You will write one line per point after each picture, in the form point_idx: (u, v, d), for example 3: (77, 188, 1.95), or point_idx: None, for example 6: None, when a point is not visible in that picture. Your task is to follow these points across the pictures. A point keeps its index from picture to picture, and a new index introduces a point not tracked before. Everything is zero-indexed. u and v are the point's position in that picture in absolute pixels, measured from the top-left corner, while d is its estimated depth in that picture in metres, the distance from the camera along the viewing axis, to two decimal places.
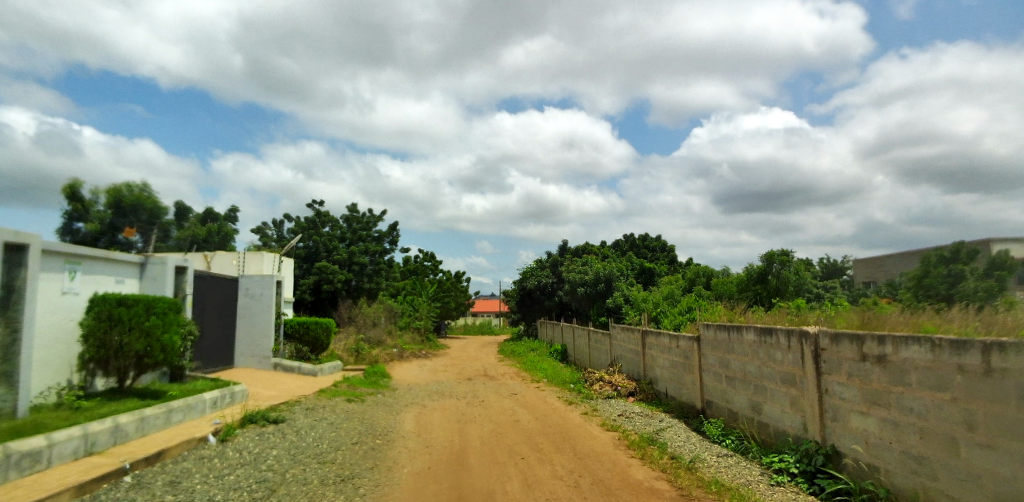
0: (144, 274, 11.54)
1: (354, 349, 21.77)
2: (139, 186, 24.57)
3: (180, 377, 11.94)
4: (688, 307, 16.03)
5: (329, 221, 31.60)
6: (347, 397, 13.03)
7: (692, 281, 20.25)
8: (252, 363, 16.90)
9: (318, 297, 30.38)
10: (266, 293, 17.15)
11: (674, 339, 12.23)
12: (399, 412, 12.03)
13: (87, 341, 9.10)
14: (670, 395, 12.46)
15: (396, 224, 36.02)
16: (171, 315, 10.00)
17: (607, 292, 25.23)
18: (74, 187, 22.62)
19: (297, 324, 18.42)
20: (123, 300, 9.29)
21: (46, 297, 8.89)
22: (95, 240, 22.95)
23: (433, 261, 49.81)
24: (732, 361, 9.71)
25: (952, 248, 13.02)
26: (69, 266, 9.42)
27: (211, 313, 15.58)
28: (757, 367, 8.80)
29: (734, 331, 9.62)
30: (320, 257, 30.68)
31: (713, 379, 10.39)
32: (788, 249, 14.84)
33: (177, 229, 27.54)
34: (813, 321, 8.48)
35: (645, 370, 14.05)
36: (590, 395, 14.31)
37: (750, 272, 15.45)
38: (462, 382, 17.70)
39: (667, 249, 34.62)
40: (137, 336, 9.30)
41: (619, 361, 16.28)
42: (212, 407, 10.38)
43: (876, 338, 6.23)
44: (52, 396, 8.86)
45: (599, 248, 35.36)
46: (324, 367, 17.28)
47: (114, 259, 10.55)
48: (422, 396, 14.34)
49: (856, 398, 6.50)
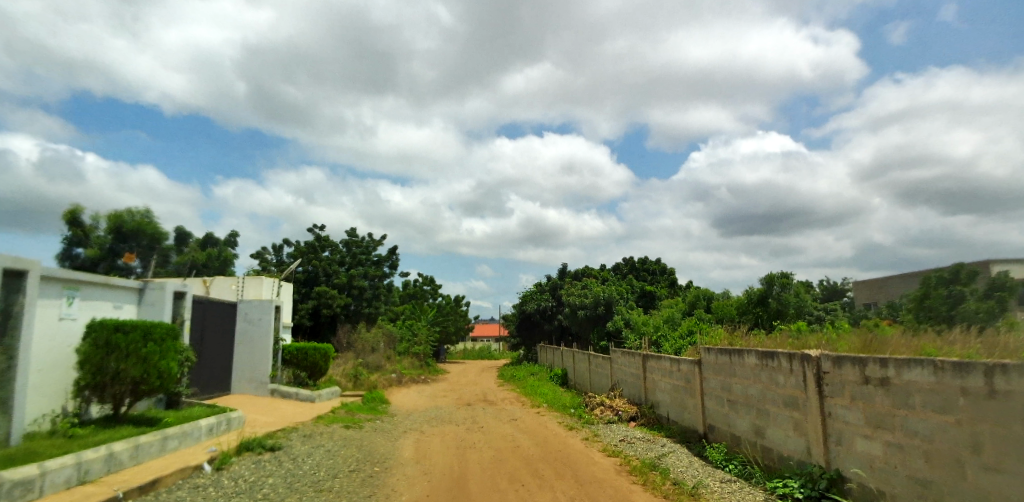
0: (142, 299, 11.51)
1: (353, 374, 21.59)
2: (141, 212, 24.61)
3: (176, 403, 11.82)
4: (688, 331, 15.95)
5: (329, 246, 31.63)
6: (344, 423, 12.87)
7: (692, 304, 20.19)
8: (249, 389, 16.75)
9: (317, 322, 30.22)
10: (265, 318, 17.08)
11: (675, 362, 12.14)
12: (398, 438, 11.88)
13: (83, 368, 9.03)
14: (672, 420, 12.32)
15: (396, 249, 36.05)
16: (169, 341, 9.94)
17: (608, 315, 25.14)
18: (75, 213, 22.70)
19: (295, 349, 18.25)
20: (121, 326, 9.24)
21: (43, 323, 8.85)
22: (94, 265, 22.94)
23: (432, 285, 49.69)
24: (733, 384, 9.61)
25: (952, 270, 13.03)
26: (68, 292, 9.39)
27: (209, 338, 15.49)
28: (759, 390, 8.72)
29: (735, 355, 9.56)
30: (319, 281, 30.59)
31: (716, 404, 10.27)
32: (788, 272, 14.85)
33: (176, 254, 27.56)
34: (815, 344, 8.43)
35: (646, 394, 13.91)
36: (591, 420, 14.15)
37: (749, 294, 15.42)
38: (462, 407, 17.53)
39: (667, 271, 34.63)
40: (134, 362, 9.23)
41: (620, 385, 16.13)
42: (208, 434, 10.24)
43: (879, 361, 6.18)
44: (46, 424, 8.76)
45: (599, 271, 35.37)
46: (323, 393, 17.11)
47: (112, 285, 10.53)
48: (421, 422, 14.17)
49: (860, 421, 6.42)
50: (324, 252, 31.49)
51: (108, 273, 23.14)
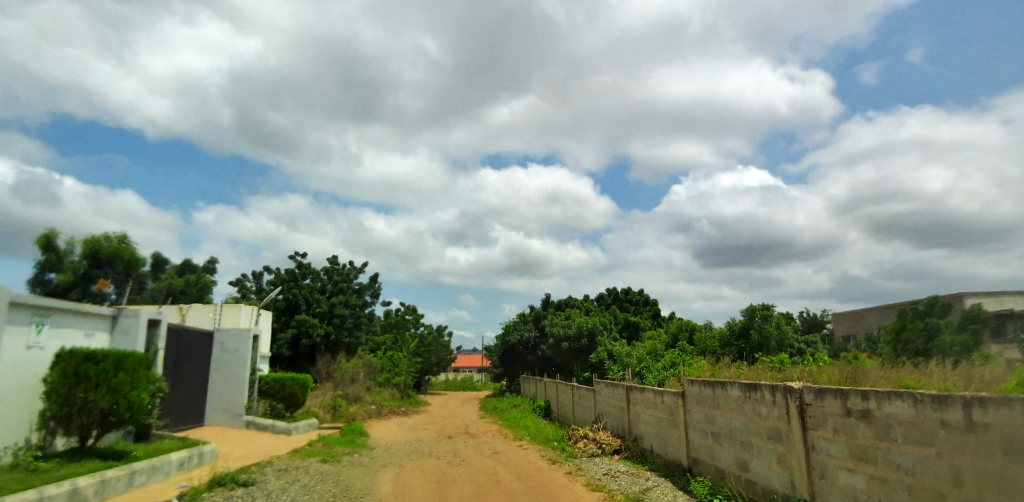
0: (115, 327, 11.21)
1: (331, 406, 21.15)
2: (118, 237, 24.17)
3: (145, 436, 11.43)
4: (671, 363, 15.91)
5: (309, 273, 31.25)
6: (321, 457, 12.51)
7: (675, 335, 20.20)
8: (223, 421, 16.28)
9: (296, 352, 29.62)
10: (243, 348, 16.71)
11: (658, 394, 12.08)
12: (376, 473, 11.58)
13: (50, 398, 8.70)
14: (655, 453, 12.18)
15: (378, 277, 35.75)
16: (141, 371, 9.67)
17: (590, 346, 25.06)
18: (50, 237, 22.23)
19: (272, 380, 17.80)
20: (91, 355, 8.95)
21: (9, 351, 8.54)
22: (67, 291, 22.39)
23: (414, 315, 49.22)
24: (717, 416, 9.57)
25: (927, 302, 13.29)
26: (37, 319, 9.12)
27: (183, 368, 15.09)
28: (743, 423, 8.69)
29: (718, 387, 9.52)
30: (300, 310, 30.11)
31: (699, 436, 10.18)
32: (769, 304, 15.01)
33: (153, 280, 27.04)
34: (797, 377, 8.44)
35: (630, 426, 13.79)
36: (574, 453, 13.96)
37: (731, 326, 15.50)
38: (442, 440, 17.20)
39: (649, 302, 34.81)
40: (103, 393, 8.93)
41: (604, 417, 15.98)
42: (178, 469, 9.88)
43: (860, 393, 6.20)
44: (7, 457, 8.37)
45: (583, 301, 35.41)
46: (300, 425, 16.69)
47: (84, 312, 10.24)
48: (401, 456, 13.85)
49: (843, 454, 6.40)
50: (305, 280, 31.08)
51: (80, 299, 22.59)
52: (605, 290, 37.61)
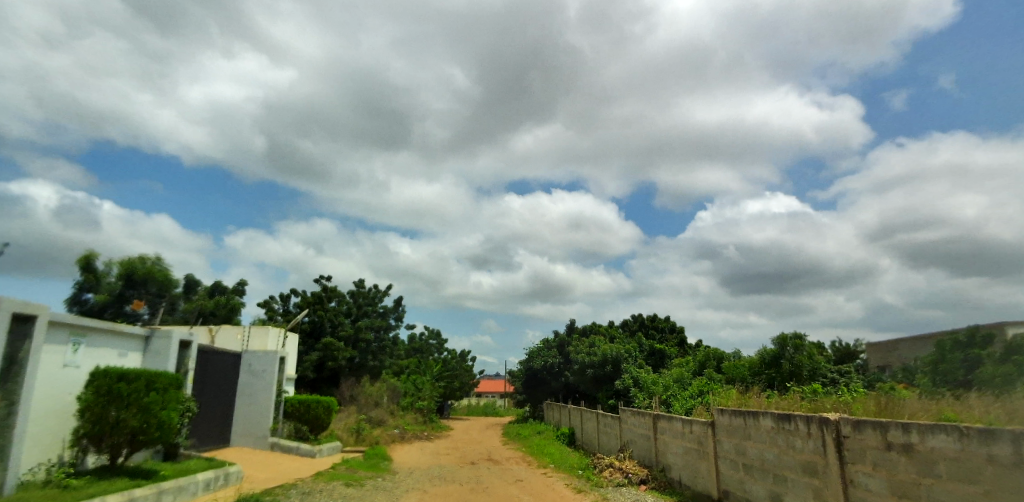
0: (148, 348, 11.45)
1: (354, 429, 21.14)
2: (152, 259, 24.85)
3: (174, 455, 11.56)
4: (699, 391, 15.55)
5: (335, 296, 31.59)
6: (345, 481, 12.47)
7: (702, 364, 19.80)
8: (249, 442, 16.38)
9: (320, 375, 29.74)
10: (270, 369, 16.91)
11: (687, 424, 11.80)
12: (398, 498, 11.46)
13: (83, 416, 8.88)
14: (684, 484, 11.83)
15: (402, 300, 35.97)
16: (171, 392, 9.83)
17: (615, 374, 24.69)
18: (89, 258, 22.97)
19: (297, 402, 17.87)
20: (125, 374, 9.09)
21: (46, 369, 8.74)
22: (103, 311, 22.97)
23: (438, 339, 49.18)
24: (749, 448, 9.28)
25: (967, 333, 12.83)
26: (74, 339, 9.36)
27: (211, 389, 15.28)
28: (776, 455, 8.40)
29: (750, 417, 9.26)
30: (325, 332, 30.35)
31: (730, 468, 9.90)
32: (801, 333, 14.68)
33: (184, 301, 27.68)
34: (832, 407, 8.17)
35: (657, 456, 13.48)
36: (599, 482, 13.67)
37: (762, 355, 15.13)
38: (464, 465, 17.01)
39: (676, 329, 34.29)
40: (134, 412, 9.08)
41: (630, 446, 15.63)
42: (204, 489, 9.96)
43: (901, 426, 5.96)
44: (41, 473, 8.51)
45: (608, 328, 35.08)
46: (323, 448, 16.69)
47: (118, 332, 10.48)
48: (424, 481, 13.69)
49: (883, 490, 6.12)
50: (330, 302, 31.40)
51: (115, 319, 23.17)
52: (631, 317, 37.22)
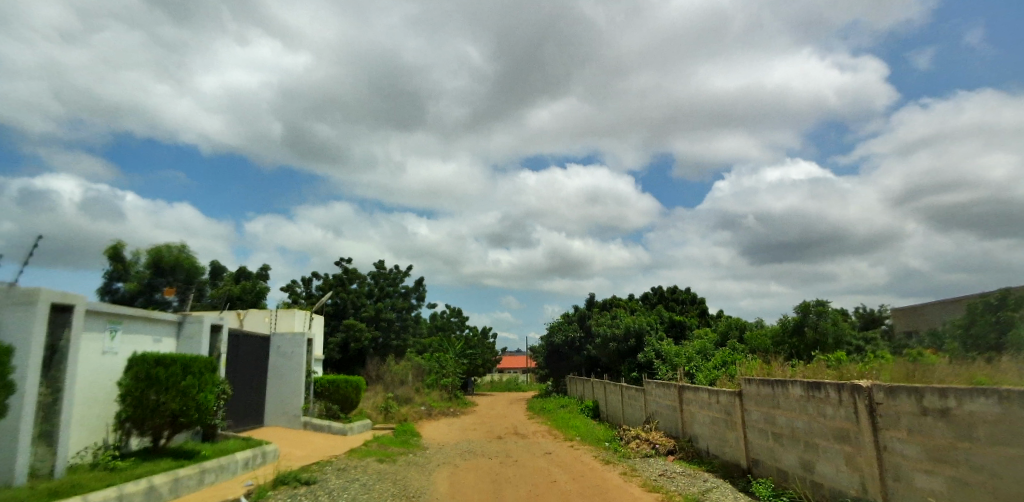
0: (181, 333, 11.72)
1: (383, 407, 21.58)
2: (178, 247, 25.32)
3: (212, 436, 11.91)
4: (723, 362, 15.54)
5: (357, 278, 32.02)
6: (378, 457, 12.75)
7: (725, 334, 19.73)
8: (282, 422, 16.80)
9: (346, 355, 30.19)
10: (298, 351, 17.24)
11: (714, 394, 11.81)
12: (431, 472, 11.71)
13: (125, 401, 9.20)
14: (712, 454, 11.90)
15: (422, 279, 36.33)
16: (207, 375, 10.12)
17: (638, 347, 24.71)
18: (117, 248, 23.45)
19: (326, 382, 18.24)
20: (161, 359, 9.37)
21: (87, 356, 9.03)
22: (133, 299, 23.55)
23: (459, 317, 49.68)
24: (778, 417, 9.27)
25: (999, 295, 12.54)
26: (111, 326, 9.61)
27: (243, 372, 15.69)
28: (807, 423, 8.41)
29: (779, 386, 9.22)
30: (348, 314, 30.91)
31: (759, 437, 9.93)
32: (824, 299, 14.49)
33: (211, 287, 28.26)
34: (862, 372, 8.12)
35: (684, 426, 13.53)
36: (627, 454, 13.80)
37: (784, 323, 15.05)
38: (493, 440, 17.28)
39: (696, 301, 34.20)
40: (173, 395, 9.36)
41: (656, 418, 15.70)
42: (244, 467, 10.28)
43: (937, 391, 5.91)
44: (88, 456, 8.84)
45: (628, 301, 35.13)
46: (354, 425, 17.06)
47: (152, 318, 10.75)
48: (454, 456, 13.96)
49: (918, 455, 6.11)
50: (352, 284, 31.87)
51: (146, 306, 23.77)
52: (651, 289, 37.14)
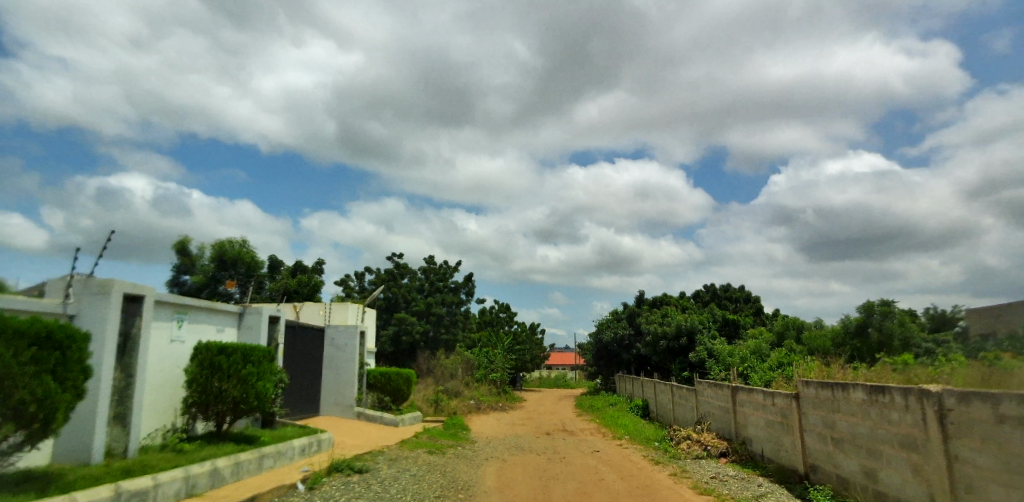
0: (242, 323, 12.24)
1: (433, 400, 21.95)
2: (240, 242, 26.35)
3: (271, 422, 12.40)
4: (779, 363, 15.04)
5: (408, 272, 32.66)
6: (428, 448, 12.97)
7: (781, 334, 19.08)
8: (336, 412, 17.34)
9: (398, 348, 30.85)
10: (352, 343, 17.73)
11: (769, 396, 11.44)
12: (479, 466, 11.83)
13: (191, 387, 9.70)
14: (767, 457, 11.53)
15: (471, 275, 36.71)
16: (266, 364, 10.53)
17: (689, 346, 24.19)
18: (184, 243, 24.71)
19: (378, 374, 18.69)
20: (224, 348, 9.82)
21: (157, 344, 9.55)
22: (199, 291, 24.83)
23: (508, 312, 49.94)
24: (838, 421, 8.89)
25: None
26: (178, 315, 10.13)
27: (300, 362, 16.27)
28: (869, 429, 8.04)
29: (839, 389, 8.84)
30: (400, 308, 31.60)
31: (817, 441, 9.56)
32: (889, 299, 13.79)
33: (270, 281, 29.43)
34: (930, 377, 7.71)
35: (737, 428, 13.17)
36: (677, 454, 13.55)
37: (846, 324, 14.45)
38: (541, 436, 17.30)
39: (751, 299, 33.20)
40: (234, 383, 9.79)
41: (707, 418, 15.34)
42: (300, 454, 10.66)
43: (1015, 398, 5.52)
44: (158, 438, 9.37)
45: (680, 298, 34.45)
46: (405, 417, 17.42)
47: (216, 309, 11.27)
48: (502, 450, 14.06)
49: (993, 465, 5.75)
50: (403, 279, 32.55)
51: (210, 298, 25.00)
52: (703, 287, 36.31)
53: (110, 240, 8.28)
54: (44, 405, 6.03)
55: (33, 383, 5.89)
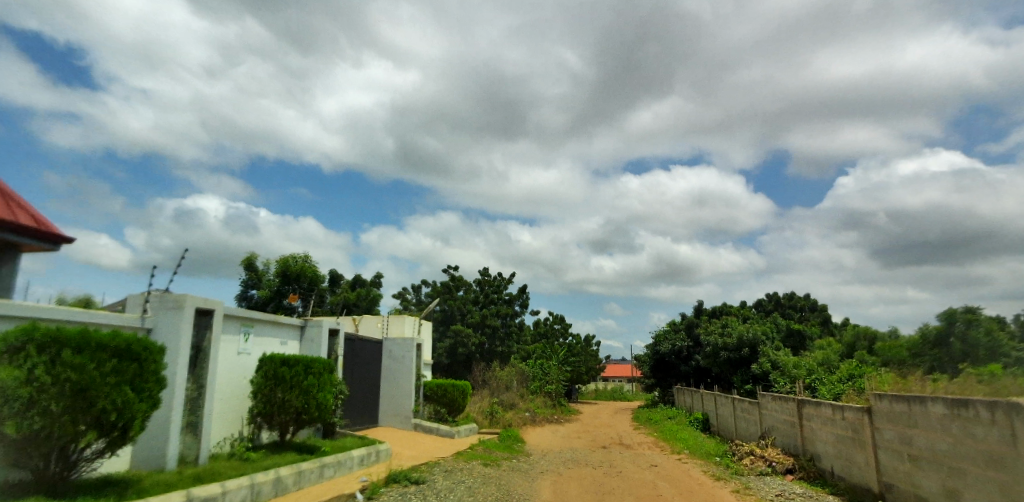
0: (303, 336, 12.68)
1: (488, 412, 22.03)
2: (303, 257, 27.24)
3: (332, 433, 12.76)
4: (850, 375, 14.28)
5: (463, 285, 33.04)
6: (483, 460, 13.01)
7: (852, 345, 18.11)
8: (394, 423, 17.66)
9: (454, 360, 31.17)
10: (408, 355, 18.03)
11: (838, 410, 10.87)
12: (534, 479, 11.75)
13: (256, 397, 10.12)
14: (838, 475, 10.92)
15: (526, 286, 36.75)
16: (326, 375, 10.86)
17: (752, 357, 23.28)
18: (251, 259, 25.88)
19: (435, 386, 18.91)
20: (286, 360, 10.21)
21: (225, 356, 10.02)
22: (265, 305, 25.94)
23: (563, 324, 49.67)
24: (915, 437, 8.33)
25: None
26: (244, 328, 10.59)
27: (359, 373, 16.68)
28: (950, 446, 7.49)
29: (916, 403, 8.30)
30: (455, 320, 32.05)
31: (893, 459, 8.98)
32: (974, 306, 12.82)
33: (331, 294, 30.41)
34: (1019, 389, 7.13)
35: (804, 444, 12.55)
36: (740, 470, 13.03)
37: (925, 333, 13.58)
38: (597, 449, 17.03)
39: (818, 308, 31.74)
40: (296, 394, 10.14)
41: (772, 433, 14.71)
42: (359, 464, 10.91)
43: None
44: (227, 446, 9.82)
45: (741, 308, 33.33)
46: (461, 429, 17.54)
47: (279, 322, 11.73)
48: (558, 464, 13.92)
49: None
50: (458, 291, 32.97)
51: (276, 311, 26.08)
52: (766, 296, 35.03)
53: (183, 257, 8.77)
54: (123, 414, 6.44)
55: (113, 394, 6.29)
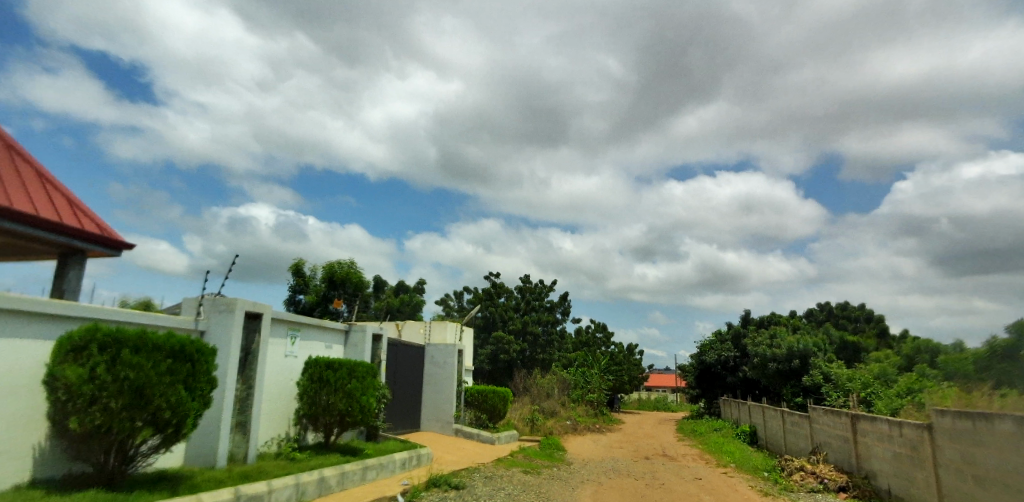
0: (348, 340, 12.95)
1: (529, 419, 21.95)
2: (348, 263, 27.81)
3: (374, 436, 12.95)
4: (909, 389, 13.59)
5: (504, 291, 33.12)
6: (523, 468, 12.95)
7: (911, 358, 17.24)
8: (435, 428, 17.78)
9: (495, 367, 31.22)
10: (450, 361, 18.15)
11: (895, 426, 10.35)
12: (575, 488, 11.61)
13: (303, 399, 10.40)
14: (895, 495, 10.39)
15: (567, 294, 36.56)
16: (369, 379, 11.05)
17: (803, 369, 22.42)
18: (299, 265, 26.64)
19: (476, 392, 18.97)
20: (331, 363, 10.46)
21: (273, 358, 10.33)
22: (312, 310, 26.61)
23: (605, 332, 49.16)
24: (980, 456, 7.85)
25: None
26: (291, 332, 10.89)
27: (402, 378, 16.89)
28: (1019, 465, 7.03)
29: (980, 419, 7.83)
30: (496, 326, 32.18)
31: (955, 478, 8.48)
32: None
33: (375, 300, 30.96)
34: None
35: (859, 461, 11.99)
36: (789, 486, 12.54)
37: (992, 346, 12.81)
38: (639, 460, 16.73)
39: (874, 319, 30.42)
40: (340, 396, 10.36)
41: (824, 448, 14.12)
42: (401, 467, 11.02)
43: None
44: (274, 446, 10.10)
45: (791, 318, 32.25)
46: (501, 435, 17.53)
47: (325, 326, 12.02)
48: (599, 473, 13.73)
49: None
50: (500, 298, 33.08)
51: (322, 316, 26.72)
52: (817, 306, 33.81)
53: (235, 262, 9.09)
54: (176, 412, 6.71)
55: (168, 392, 6.56)
